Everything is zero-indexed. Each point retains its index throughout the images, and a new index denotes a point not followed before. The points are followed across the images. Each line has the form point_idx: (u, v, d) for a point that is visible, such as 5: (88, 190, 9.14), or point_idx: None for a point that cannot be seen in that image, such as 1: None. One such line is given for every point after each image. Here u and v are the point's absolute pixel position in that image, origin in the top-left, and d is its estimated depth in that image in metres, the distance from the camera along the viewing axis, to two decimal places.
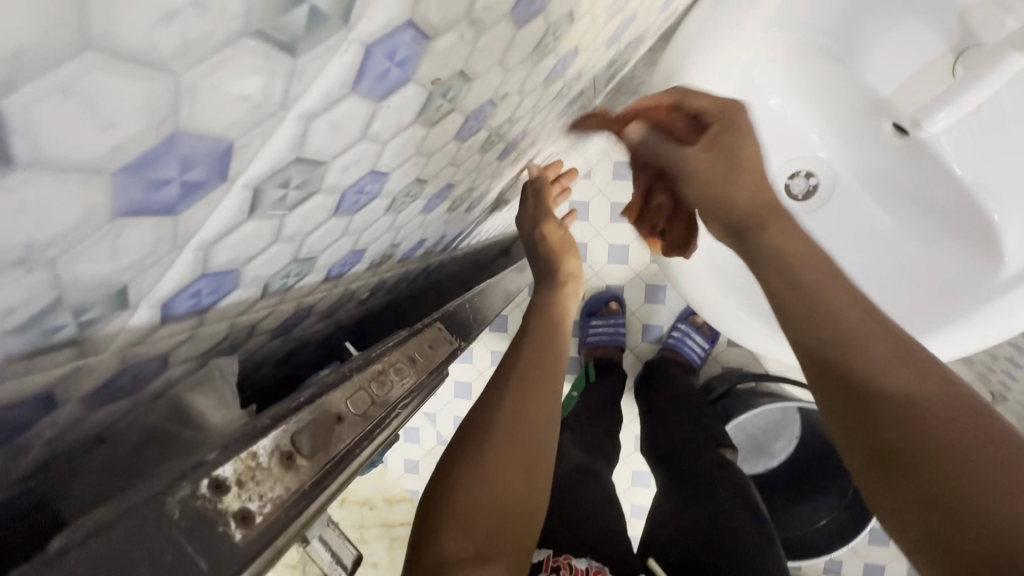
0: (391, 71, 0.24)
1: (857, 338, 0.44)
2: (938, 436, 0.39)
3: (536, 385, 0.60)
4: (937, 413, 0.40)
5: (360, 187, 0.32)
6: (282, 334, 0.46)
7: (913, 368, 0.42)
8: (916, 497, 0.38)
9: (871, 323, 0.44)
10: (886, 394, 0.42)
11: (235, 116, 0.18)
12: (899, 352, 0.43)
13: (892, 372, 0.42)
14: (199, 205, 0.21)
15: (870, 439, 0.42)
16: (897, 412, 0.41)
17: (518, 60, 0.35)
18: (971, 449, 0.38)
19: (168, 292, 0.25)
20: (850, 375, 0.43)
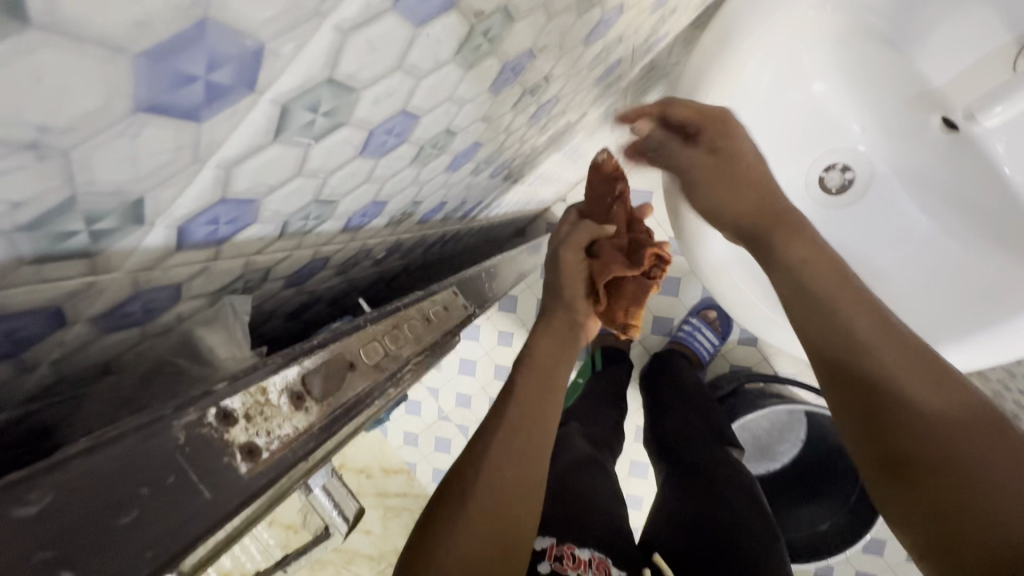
0: None
1: (857, 331, 0.45)
2: (956, 436, 0.39)
3: (535, 409, 0.61)
4: (951, 412, 0.40)
5: (389, 128, 0.30)
6: (296, 284, 0.45)
7: (928, 374, 0.42)
8: (933, 509, 0.38)
9: (869, 319, 0.45)
10: (894, 394, 0.42)
11: (271, 12, 0.17)
12: (902, 344, 0.44)
13: (901, 364, 0.43)
14: (224, 115, 0.19)
15: (883, 456, 0.42)
16: (911, 421, 0.41)
17: (563, 7, 0.33)
18: (984, 447, 0.38)
19: (185, 214, 0.23)
20: (857, 370, 0.44)
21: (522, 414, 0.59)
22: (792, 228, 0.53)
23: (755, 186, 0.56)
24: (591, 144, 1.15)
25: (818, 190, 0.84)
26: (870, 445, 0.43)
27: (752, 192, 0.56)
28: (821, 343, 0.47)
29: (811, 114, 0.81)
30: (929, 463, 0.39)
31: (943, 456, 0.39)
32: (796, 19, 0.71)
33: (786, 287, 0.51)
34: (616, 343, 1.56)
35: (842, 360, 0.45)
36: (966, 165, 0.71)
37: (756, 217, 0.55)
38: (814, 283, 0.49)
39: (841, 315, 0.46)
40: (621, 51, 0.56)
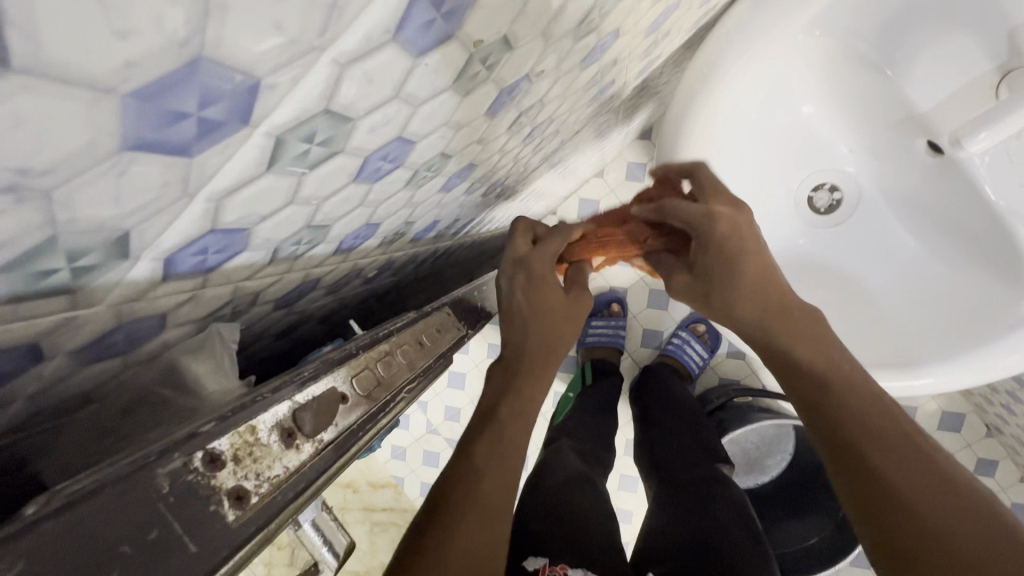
0: (436, 23, 0.22)
1: (853, 409, 0.50)
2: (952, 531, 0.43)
3: (498, 475, 0.47)
4: (932, 495, 0.45)
5: (385, 153, 0.30)
6: (285, 306, 0.44)
7: (915, 459, 0.47)
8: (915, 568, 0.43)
9: (862, 401, 0.50)
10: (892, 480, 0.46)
11: (267, 48, 0.16)
12: (886, 430, 0.49)
13: (885, 451, 0.47)
14: (215, 149, 0.19)
15: (894, 551, 0.44)
16: (886, 500, 0.46)
17: (560, 34, 0.33)
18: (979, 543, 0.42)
19: (173, 246, 0.23)
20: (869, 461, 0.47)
21: (500, 463, 0.48)
22: (791, 313, 0.56)
23: (741, 236, 0.57)
24: (583, 158, 1.16)
25: (807, 209, 0.85)
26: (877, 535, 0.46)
27: (767, 285, 0.56)
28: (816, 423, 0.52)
29: (800, 134, 0.82)
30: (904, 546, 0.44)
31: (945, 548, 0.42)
32: (785, 43, 0.72)
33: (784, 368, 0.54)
34: (606, 356, 1.56)
35: (855, 443, 0.49)
36: (952, 192, 0.71)
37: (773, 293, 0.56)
38: (809, 362, 0.53)
39: (824, 386, 0.52)
40: (615, 72, 0.56)
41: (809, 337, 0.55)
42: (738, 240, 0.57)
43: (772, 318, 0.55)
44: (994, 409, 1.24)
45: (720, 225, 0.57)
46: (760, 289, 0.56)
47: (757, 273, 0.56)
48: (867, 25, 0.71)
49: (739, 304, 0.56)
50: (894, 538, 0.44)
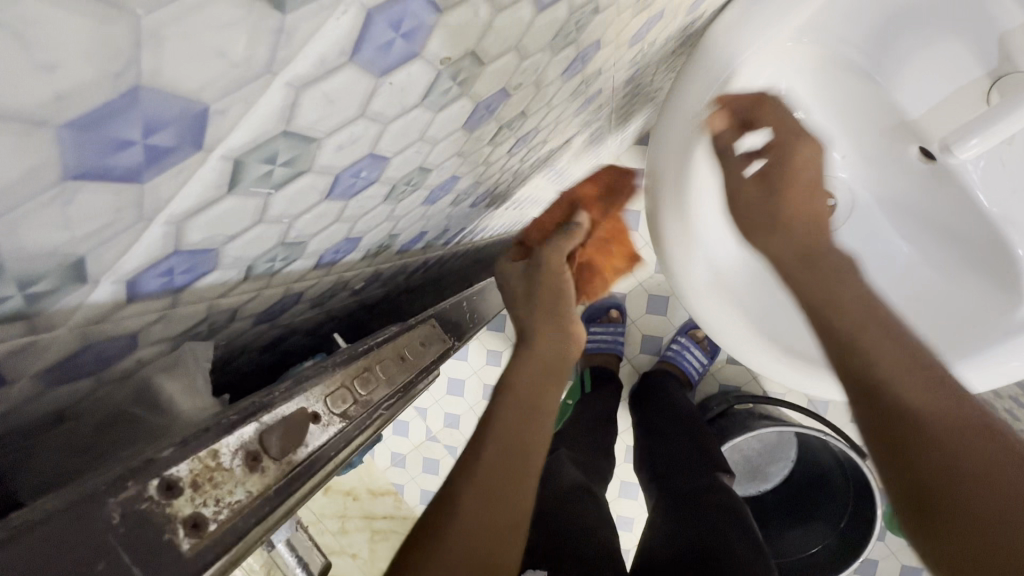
0: (396, 43, 0.22)
1: (872, 336, 0.47)
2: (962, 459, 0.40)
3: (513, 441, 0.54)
4: (951, 424, 0.42)
5: (357, 170, 0.30)
6: (267, 321, 0.43)
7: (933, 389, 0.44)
8: (925, 487, 0.41)
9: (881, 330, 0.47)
10: (913, 406, 0.43)
11: (213, 75, 0.16)
12: (908, 359, 0.46)
13: (907, 390, 0.44)
14: (168, 174, 0.19)
15: (909, 477, 0.42)
16: (929, 447, 0.42)
17: (536, 47, 0.33)
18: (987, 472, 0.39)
19: (135, 268, 0.22)
20: (883, 385, 0.45)
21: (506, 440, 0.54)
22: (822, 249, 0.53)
23: (799, 166, 0.54)
24: (578, 165, 1.16)
25: None
26: (901, 461, 0.43)
27: (789, 211, 0.54)
28: (844, 375, 0.48)
29: None
30: (956, 495, 0.39)
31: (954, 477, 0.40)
32: (778, 48, 0.71)
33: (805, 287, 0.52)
34: (605, 362, 1.55)
35: (878, 368, 0.46)
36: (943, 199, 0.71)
37: (801, 221, 0.54)
38: (837, 312, 0.49)
39: (845, 315, 0.49)
40: (601, 82, 0.56)
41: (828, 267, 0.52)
42: (781, 170, 0.55)
43: (790, 252, 0.54)
44: None
45: (774, 170, 0.55)
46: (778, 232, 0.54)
47: (782, 210, 0.54)
48: (858, 32, 0.70)
49: (765, 240, 0.55)
50: (914, 461, 0.42)
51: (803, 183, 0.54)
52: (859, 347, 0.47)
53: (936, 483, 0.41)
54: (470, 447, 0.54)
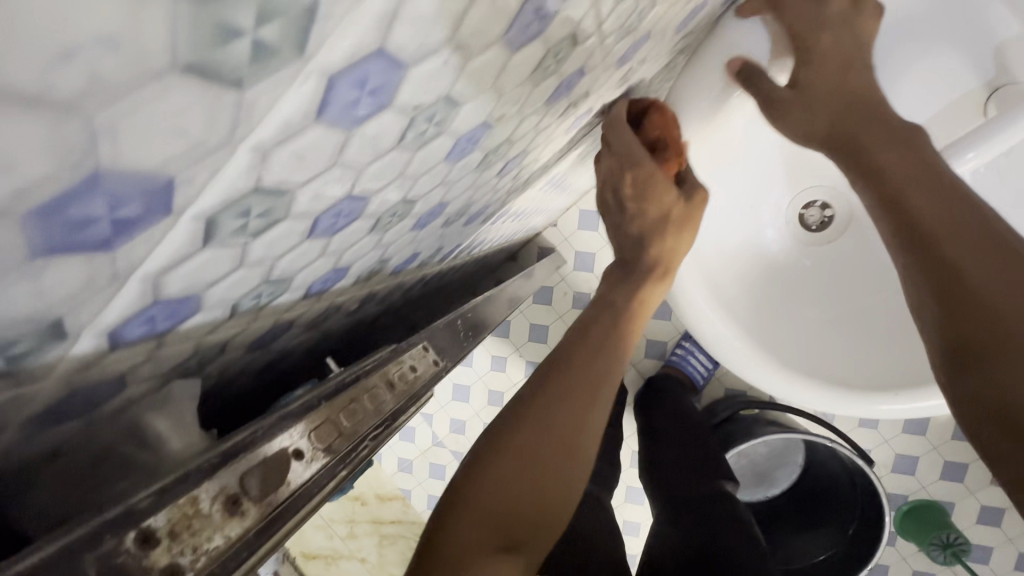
0: (363, 100, 0.22)
1: (917, 199, 0.50)
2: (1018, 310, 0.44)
3: (552, 419, 0.51)
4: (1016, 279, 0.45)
5: (338, 211, 0.30)
6: (260, 348, 0.44)
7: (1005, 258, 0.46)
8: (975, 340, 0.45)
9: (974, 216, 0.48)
10: (954, 258, 0.47)
11: (172, 151, 0.17)
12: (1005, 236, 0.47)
13: (965, 250, 0.47)
14: (139, 239, 0.19)
15: (959, 337, 0.47)
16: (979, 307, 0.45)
17: (515, 83, 0.33)
18: None
19: (114, 321, 0.23)
20: (935, 245, 0.48)
21: (568, 404, 0.52)
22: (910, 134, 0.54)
23: (859, 73, 0.57)
24: (578, 172, 1.16)
25: (799, 227, 0.84)
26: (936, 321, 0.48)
27: (857, 97, 0.56)
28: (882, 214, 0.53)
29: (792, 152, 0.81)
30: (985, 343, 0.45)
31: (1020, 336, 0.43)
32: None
33: (883, 152, 0.53)
34: None
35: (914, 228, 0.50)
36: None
37: (850, 94, 0.56)
38: (913, 186, 0.51)
39: (892, 182, 0.52)
40: (590, 101, 0.56)
41: (922, 159, 0.52)
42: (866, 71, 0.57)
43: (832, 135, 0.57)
44: None
45: (803, 76, 0.59)
46: (854, 131, 0.55)
47: (849, 115, 0.56)
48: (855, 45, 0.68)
49: (795, 122, 0.60)
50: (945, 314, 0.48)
51: (829, 78, 0.57)
52: (904, 202, 0.51)
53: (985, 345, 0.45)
54: (533, 386, 0.54)
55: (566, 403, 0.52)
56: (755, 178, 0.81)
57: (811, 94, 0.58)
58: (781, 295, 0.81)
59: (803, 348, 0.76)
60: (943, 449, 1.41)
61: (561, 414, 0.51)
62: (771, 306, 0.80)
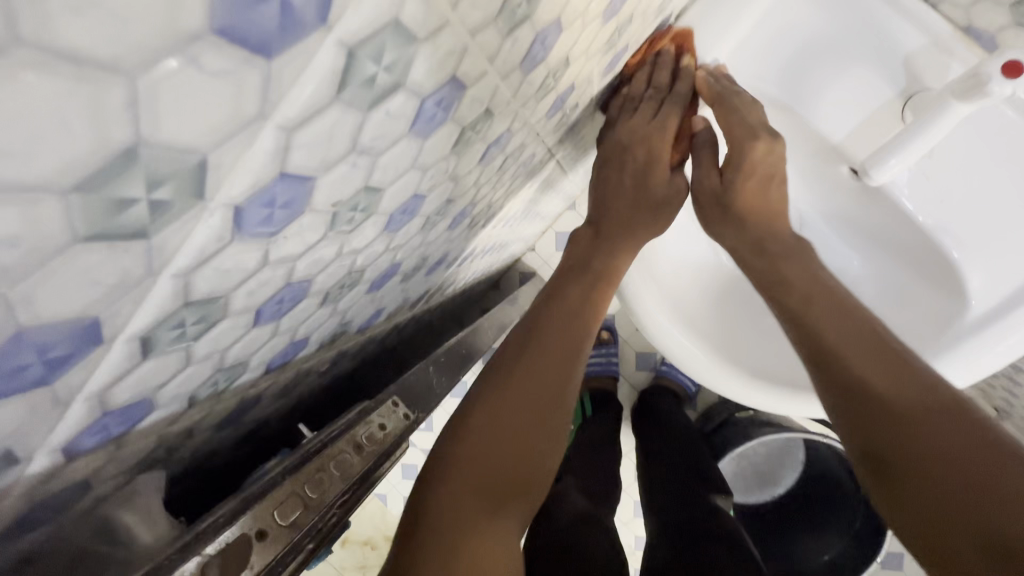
0: (275, 215, 0.24)
1: (811, 316, 0.51)
2: (932, 426, 0.41)
3: (528, 401, 0.50)
4: (913, 391, 0.43)
5: (280, 298, 0.32)
6: (231, 424, 0.45)
7: (902, 374, 0.45)
8: (886, 448, 0.42)
9: (860, 334, 0.48)
10: (851, 370, 0.46)
11: (91, 298, 0.19)
12: (897, 356, 0.46)
13: (863, 363, 0.46)
14: (75, 369, 0.21)
15: (870, 449, 0.43)
16: (887, 418, 0.43)
17: (438, 157, 0.35)
18: (941, 428, 0.41)
19: (65, 438, 0.25)
20: (838, 359, 0.47)
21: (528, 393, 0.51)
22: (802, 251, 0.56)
23: (776, 182, 0.59)
24: (547, 200, 1.19)
25: None
26: (853, 435, 0.45)
27: (763, 206, 0.58)
28: (797, 338, 0.52)
29: None
30: (908, 453, 0.41)
31: (931, 450, 0.40)
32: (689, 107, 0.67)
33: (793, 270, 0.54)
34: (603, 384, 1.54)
35: (821, 337, 0.49)
36: (874, 211, 0.67)
37: (762, 212, 0.58)
38: (812, 313, 0.51)
39: (795, 300, 0.53)
40: (533, 147, 0.58)
41: (818, 283, 0.53)
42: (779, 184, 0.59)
43: (745, 245, 0.58)
44: (998, 392, 1.24)
45: (729, 174, 0.59)
46: (763, 249, 0.57)
47: (767, 219, 0.58)
48: (766, 64, 0.64)
49: (716, 226, 0.61)
50: (859, 418, 0.44)
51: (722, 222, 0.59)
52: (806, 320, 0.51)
53: (907, 461, 0.41)
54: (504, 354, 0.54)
55: (531, 396, 0.51)
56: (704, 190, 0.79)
57: (723, 202, 0.59)
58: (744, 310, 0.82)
59: (769, 356, 0.79)
60: None
61: (528, 404, 0.50)
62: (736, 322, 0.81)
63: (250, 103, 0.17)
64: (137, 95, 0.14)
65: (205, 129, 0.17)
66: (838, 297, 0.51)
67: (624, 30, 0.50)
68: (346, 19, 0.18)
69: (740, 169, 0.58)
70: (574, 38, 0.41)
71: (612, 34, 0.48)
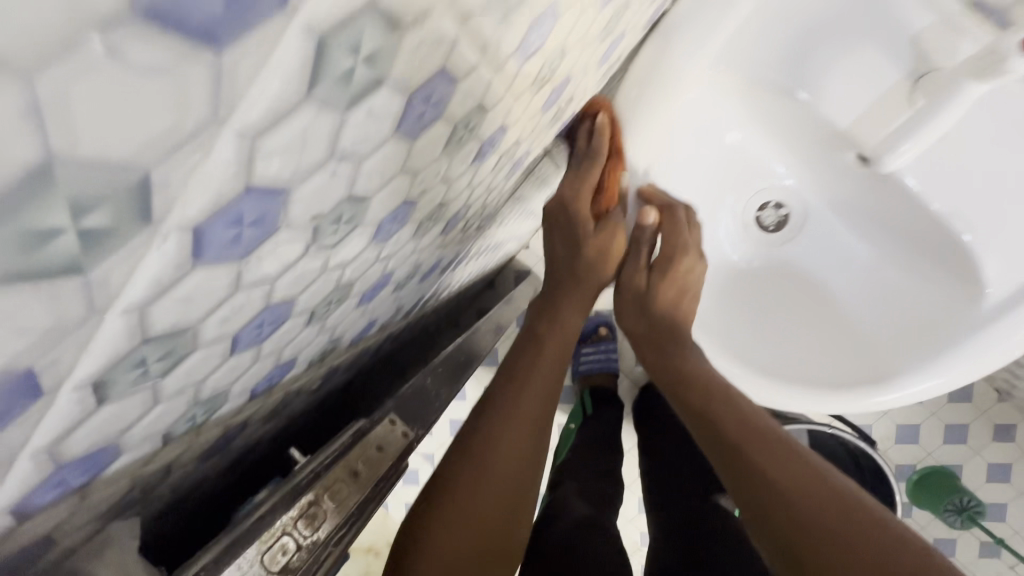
0: (246, 233, 0.21)
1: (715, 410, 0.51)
2: (833, 526, 0.42)
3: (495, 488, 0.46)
4: (811, 490, 0.44)
5: (260, 322, 0.29)
6: (216, 454, 0.42)
7: (798, 474, 0.45)
8: (797, 549, 0.42)
9: (752, 433, 0.48)
10: (756, 467, 0.46)
11: (20, 346, 0.16)
12: (786, 453, 0.47)
13: (768, 460, 0.46)
14: (13, 427, 0.18)
15: (785, 550, 0.43)
16: (796, 523, 0.43)
17: (429, 160, 0.32)
18: (839, 527, 0.42)
19: (15, 497, 0.22)
20: (744, 460, 0.47)
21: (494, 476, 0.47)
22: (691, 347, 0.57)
23: (692, 262, 0.60)
24: (540, 197, 1.16)
25: (755, 230, 0.76)
26: (774, 543, 0.44)
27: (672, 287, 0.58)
28: (703, 435, 0.51)
29: (729, 163, 0.72)
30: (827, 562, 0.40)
31: (839, 550, 0.41)
32: (685, 99, 0.63)
33: (695, 373, 0.54)
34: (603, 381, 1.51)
35: (725, 433, 0.49)
36: (884, 198, 0.65)
37: (671, 307, 0.58)
38: (715, 407, 0.51)
39: (693, 393, 0.53)
40: (527, 145, 0.55)
41: (708, 385, 0.53)
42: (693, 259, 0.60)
43: (644, 341, 0.59)
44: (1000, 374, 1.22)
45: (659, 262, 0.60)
46: (670, 342, 0.57)
47: (669, 321, 0.58)
48: (774, 51, 0.61)
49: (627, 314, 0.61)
50: (768, 517, 0.44)
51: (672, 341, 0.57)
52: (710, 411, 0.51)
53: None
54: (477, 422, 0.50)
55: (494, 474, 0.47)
56: (710, 176, 0.72)
57: (652, 293, 0.58)
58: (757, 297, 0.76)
59: (781, 348, 0.73)
60: (942, 410, 1.33)
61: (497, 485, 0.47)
62: (749, 310, 0.75)
63: (197, 109, 0.14)
64: (39, 101, 0.11)
65: (142, 142, 0.13)
66: (732, 398, 0.52)
67: (620, 16, 0.47)
68: (313, 2, 0.15)
69: (667, 264, 0.59)
70: (571, 27, 0.38)
71: (609, 19, 0.45)
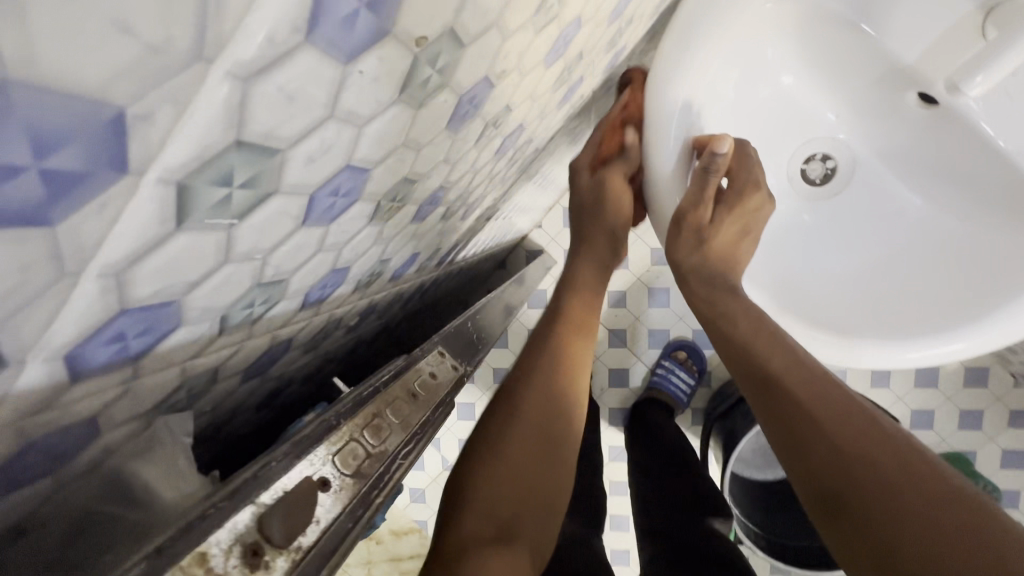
0: (361, 16, 0.17)
1: (761, 351, 0.52)
2: (876, 459, 0.42)
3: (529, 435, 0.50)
4: (857, 432, 0.44)
5: (335, 187, 0.25)
6: (257, 376, 0.38)
7: (846, 413, 0.45)
8: (828, 482, 0.43)
9: (801, 374, 0.49)
10: (799, 402, 0.47)
11: (121, 63, 0.12)
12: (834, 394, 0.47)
13: (811, 397, 0.47)
14: (90, 209, 0.14)
15: (818, 486, 0.43)
16: (835, 455, 0.43)
17: (518, 25, 0.29)
18: (882, 462, 0.41)
19: (70, 338, 0.18)
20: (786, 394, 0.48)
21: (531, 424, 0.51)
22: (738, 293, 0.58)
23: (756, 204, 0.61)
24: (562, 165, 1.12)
25: (801, 184, 0.73)
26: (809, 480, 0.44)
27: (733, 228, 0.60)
28: (745, 372, 0.52)
29: (779, 110, 0.70)
30: (861, 494, 0.41)
31: (879, 485, 0.40)
32: (747, 30, 0.60)
33: (742, 317, 0.55)
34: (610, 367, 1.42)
35: (768, 371, 0.50)
36: (947, 143, 0.63)
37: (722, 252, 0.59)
38: (762, 348, 0.52)
39: (735, 333, 0.55)
40: (583, 68, 0.51)
41: (761, 326, 0.54)
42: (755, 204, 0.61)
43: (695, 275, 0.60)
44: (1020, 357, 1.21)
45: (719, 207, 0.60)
46: (723, 288, 0.58)
47: (719, 268, 0.59)
48: None
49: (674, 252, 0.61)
50: (804, 448, 0.45)
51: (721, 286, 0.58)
52: (756, 351, 0.52)
53: (878, 509, 0.39)
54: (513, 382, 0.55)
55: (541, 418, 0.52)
56: (759, 123, 0.69)
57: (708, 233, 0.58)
58: (802, 241, 0.74)
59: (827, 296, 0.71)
60: (959, 395, 1.32)
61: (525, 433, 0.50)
62: (796, 254, 0.73)
63: None
64: None
65: None
66: (781, 338, 0.53)
67: None
68: None
69: (726, 206, 0.60)
70: None
71: None
